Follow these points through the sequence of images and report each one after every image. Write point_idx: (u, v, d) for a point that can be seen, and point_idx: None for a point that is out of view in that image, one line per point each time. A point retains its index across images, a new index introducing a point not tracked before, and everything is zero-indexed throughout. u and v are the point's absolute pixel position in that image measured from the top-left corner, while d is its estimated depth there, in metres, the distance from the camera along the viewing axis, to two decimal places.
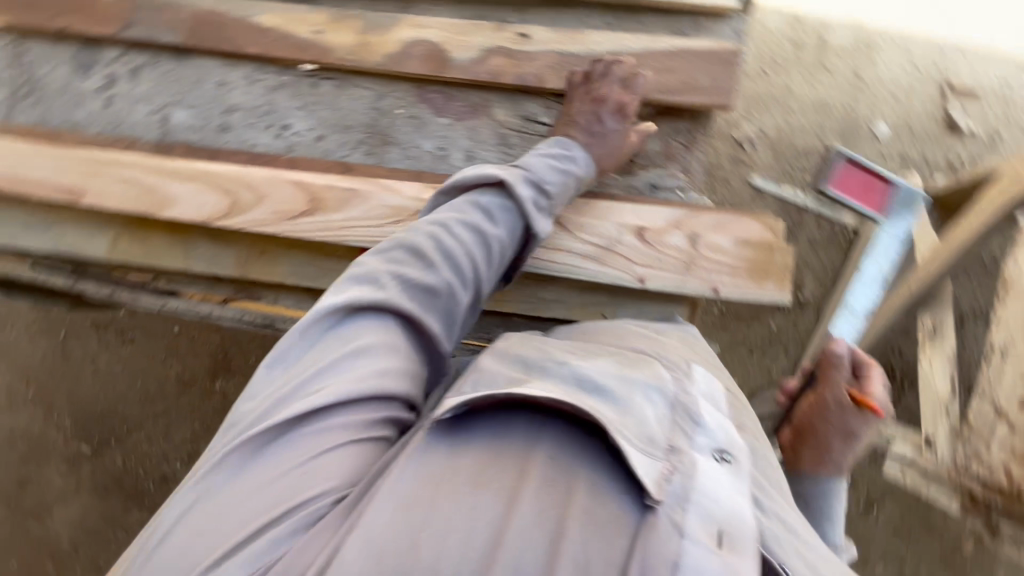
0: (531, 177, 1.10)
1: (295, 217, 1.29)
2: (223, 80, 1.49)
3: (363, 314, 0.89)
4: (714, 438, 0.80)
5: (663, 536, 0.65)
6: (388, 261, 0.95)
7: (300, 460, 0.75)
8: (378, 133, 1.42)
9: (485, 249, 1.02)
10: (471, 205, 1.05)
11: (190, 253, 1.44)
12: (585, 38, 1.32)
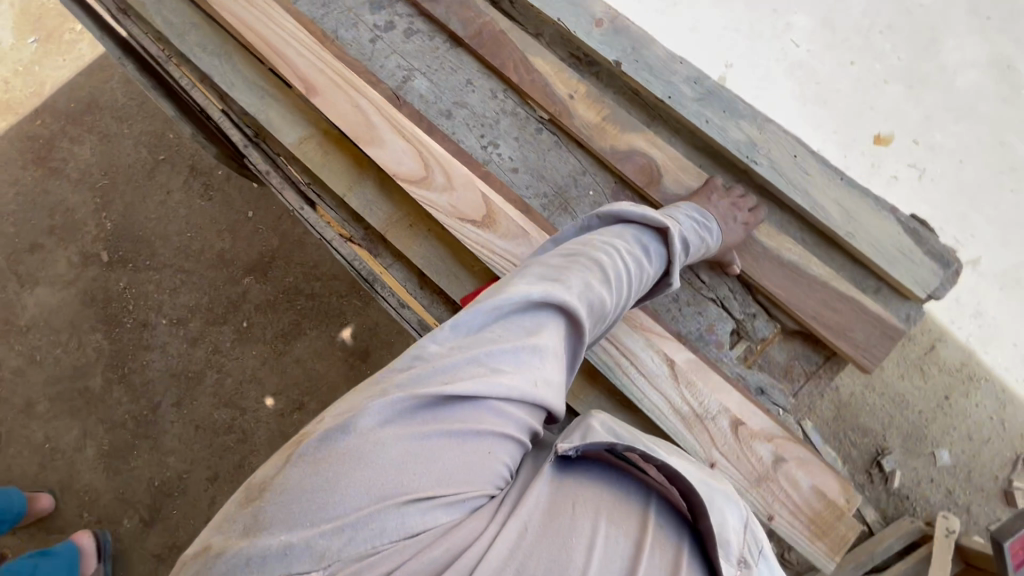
0: (685, 238, 1.18)
1: (463, 219, 1.40)
2: (473, 79, 1.64)
3: (542, 310, 0.83)
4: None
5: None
6: (561, 263, 0.94)
7: (477, 448, 0.71)
8: (561, 193, 1.54)
9: (637, 285, 1.04)
10: (631, 236, 1.07)
11: (356, 188, 1.54)
12: (769, 233, 1.42)
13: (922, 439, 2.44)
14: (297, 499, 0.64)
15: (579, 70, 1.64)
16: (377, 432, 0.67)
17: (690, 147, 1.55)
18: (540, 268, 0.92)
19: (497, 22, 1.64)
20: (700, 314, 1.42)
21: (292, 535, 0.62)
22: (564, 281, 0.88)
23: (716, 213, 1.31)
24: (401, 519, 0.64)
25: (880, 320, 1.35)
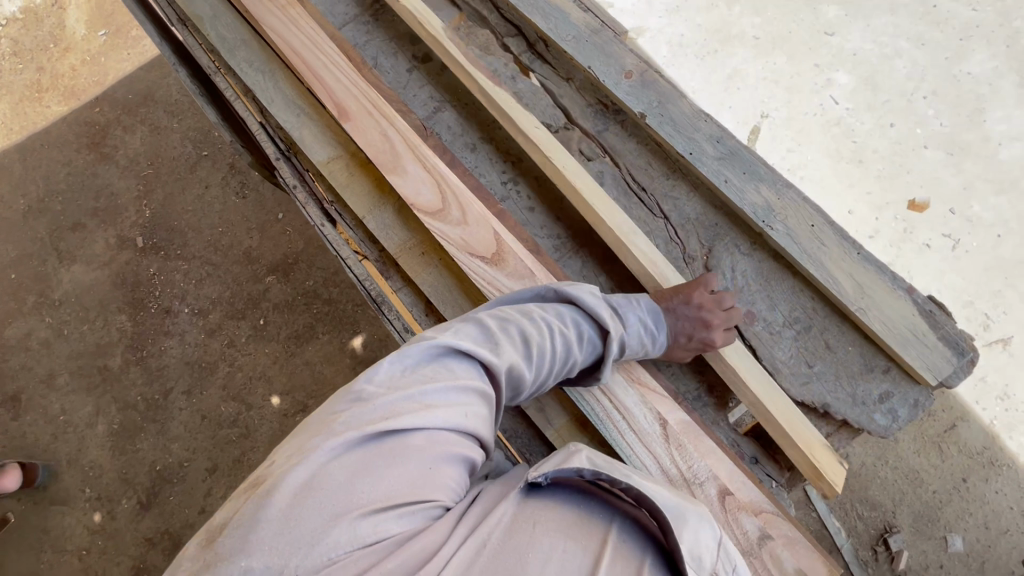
0: (624, 340, 1.22)
1: (473, 255, 1.42)
2: None
3: (475, 364, 0.92)
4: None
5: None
6: (501, 329, 1.03)
7: (418, 473, 0.75)
8: (575, 239, 1.58)
9: (560, 370, 1.13)
10: (573, 323, 1.16)
11: (376, 211, 1.58)
12: (768, 303, 1.45)
13: (933, 521, 2.32)
14: (257, 528, 0.68)
15: (605, 118, 1.67)
16: (331, 460, 0.73)
17: (707, 204, 1.55)
18: (481, 326, 1.01)
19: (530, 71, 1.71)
20: (701, 376, 1.43)
21: (252, 561, 0.66)
22: (498, 349, 0.98)
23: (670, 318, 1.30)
24: (354, 533, 0.68)
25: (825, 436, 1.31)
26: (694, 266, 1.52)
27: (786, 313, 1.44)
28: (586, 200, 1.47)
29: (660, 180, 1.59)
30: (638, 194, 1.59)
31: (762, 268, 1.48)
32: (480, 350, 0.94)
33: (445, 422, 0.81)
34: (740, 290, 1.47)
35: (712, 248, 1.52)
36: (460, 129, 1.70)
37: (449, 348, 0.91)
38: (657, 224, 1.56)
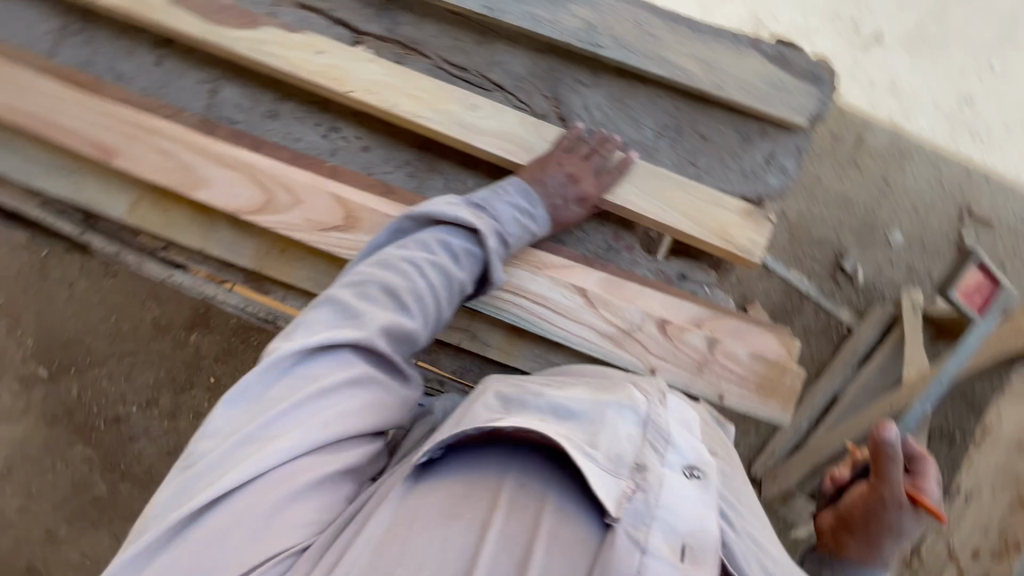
0: (501, 235, 1.15)
1: (324, 229, 1.28)
2: None
3: (332, 356, 0.90)
4: (689, 457, 0.89)
5: (624, 551, 0.75)
6: (359, 297, 0.97)
7: (266, 517, 0.79)
8: (425, 156, 1.43)
9: (447, 297, 1.08)
10: (441, 246, 1.09)
11: (211, 234, 1.40)
12: (633, 124, 1.36)
13: (874, 230, 2.42)
14: None
15: (390, 9, 1.44)
16: (184, 536, 0.76)
17: (532, 51, 1.40)
18: (334, 301, 0.96)
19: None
20: (604, 227, 1.36)
21: None
22: (356, 323, 0.94)
23: (542, 190, 1.22)
24: None
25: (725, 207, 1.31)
26: (549, 121, 1.39)
27: (652, 124, 1.36)
28: (409, 114, 1.34)
29: (475, 51, 1.42)
30: (462, 77, 1.41)
31: (613, 91, 1.37)
32: (336, 334, 0.91)
33: (298, 446, 0.82)
34: (602, 123, 1.36)
35: (557, 95, 1.39)
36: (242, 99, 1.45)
37: (298, 343, 0.88)
38: (494, 96, 1.40)
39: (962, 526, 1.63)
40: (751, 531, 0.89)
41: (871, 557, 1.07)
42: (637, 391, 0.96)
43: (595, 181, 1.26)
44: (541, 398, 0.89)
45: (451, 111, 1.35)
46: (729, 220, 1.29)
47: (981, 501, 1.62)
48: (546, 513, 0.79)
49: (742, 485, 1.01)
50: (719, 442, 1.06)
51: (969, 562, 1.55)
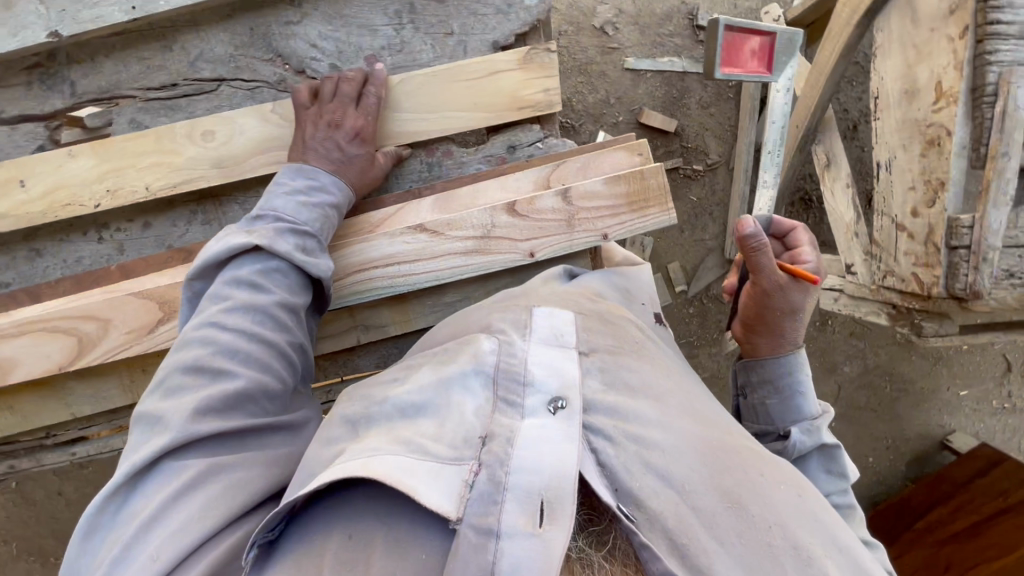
0: (284, 230, 1.02)
1: (154, 330, 1.17)
2: None
3: (159, 471, 0.82)
4: (552, 389, 0.83)
5: (473, 550, 0.66)
6: (165, 394, 0.88)
7: None
8: (207, 195, 1.28)
9: (270, 328, 0.97)
10: (232, 284, 0.98)
11: (70, 398, 1.29)
12: (370, 33, 1.19)
13: None
14: None
15: (58, 70, 1.22)
16: None
17: (221, 22, 1.20)
18: (140, 414, 0.88)
19: None
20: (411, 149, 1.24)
21: None
22: (165, 425, 0.84)
23: (315, 159, 1.09)
24: None
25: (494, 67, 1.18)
26: (290, 82, 1.21)
27: (385, 18, 1.19)
28: (148, 167, 1.18)
29: (169, 57, 1.21)
30: (178, 95, 1.22)
31: (326, 10, 1.19)
32: (150, 447, 0.83)
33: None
34: (338, 51, 1.20)
35: (277, 51, 1.20)
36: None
37: (124, 472, 0.82)
38: (222, 93, 1.22)
39: (895, 199, 1.63)
40: (644, 433, 0.81)
41: (776, 336, 1.25)
42: (489, 338, 0.91)
43: (363, 115, 1.13)
44: (386, 403, 0.86)
45: (185, 139, 1.18)
46: (513, 83, 1.19)
47: (900, 167, 1.60)
48: (388, 549, 0.71)
49: (640, 376, 0.92)
50: (607, 338, 0.98)
51: (913, 224, 1.56)
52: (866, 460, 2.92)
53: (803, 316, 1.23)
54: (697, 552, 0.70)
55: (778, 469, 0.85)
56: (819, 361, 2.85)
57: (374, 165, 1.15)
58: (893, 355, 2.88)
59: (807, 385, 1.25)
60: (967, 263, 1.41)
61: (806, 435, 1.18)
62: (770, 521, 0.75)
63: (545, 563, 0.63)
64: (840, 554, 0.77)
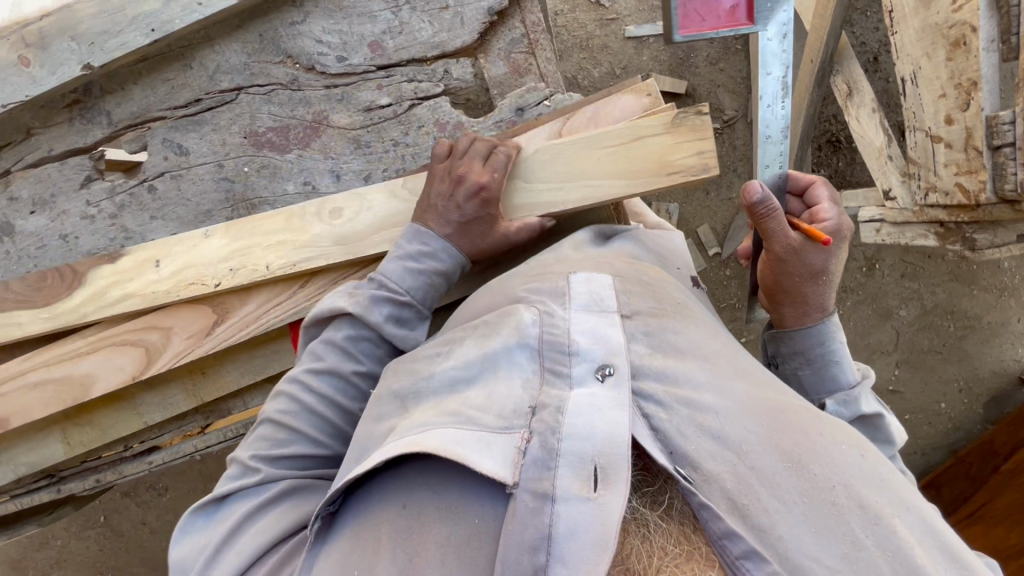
0: (380, 301, 1.03)
1: (209, 331, 1.25)
2: (67, 231, 1.37)
3: (237, 499, 0.91)
4: (598, 357, 0.76)
5: (530, 514, 0.63)
6: (251, 440, 0.98)
7: None
8: (238, 203, 1.34)
9: (349, 395, 1.01)
10: (327, 345, 1.02)
11: (141, 407, 1.37)
12: (371, 22, 1.25)
13: None
14: None
15: (96, 105, 1.32)
16: None
17: (232, 33, 1.27)
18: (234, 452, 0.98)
19: (16, 165, 1.36)
20: (422, 126, 1.28)
21: None
22: (249, 466, 0.94)
23: (433, 223, 1.10)
24: None
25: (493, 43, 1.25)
26: (302, 80, 1.28)
27: (382, 3, 1.25)
28: (275, 246, 1.22)
29: (191, 75, 1.30)
30: (203, 109, 1.31)
31: (326, 6, 1.25)
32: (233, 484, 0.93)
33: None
34: (343, 43, 1.26)
35: (286, 52, 1.27)
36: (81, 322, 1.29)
37: (215, 493, 0.93)
38: (242, 101, 1.30)
39: (925, 111, 1.56)
40: (695, 397, 0.74)
41: (802, 306, 1.11)
42: (528, 310, 0.83)
43: (489, 171, 1.10)
44: (432, 379, 0.82)
45: (315, 217, 1.22)
46: (662, 146, 1.10)
47: (927, 77, 1.52)
48: (443, 516, 0.68)
49: (688, 338, 0.85)
50: (649, 301, 0.91)
51: (949, 132, 1.50)
52: (937, 406, 2.76)
53: (829, 280, 1.10)
54: (754, 513, 0.64)
55: (835, 426, 0.76)
56: (872, 308, 2.72)
57: (494, 225, 1.12)
58: (952, 293, 2.71)
59: (842, 351, 1.10)
60: (1013, 163, 1.35)
61: (842, 407, 1.05)
62: (834, 479, 0.67)
63: (604, 526, 0.60)
64: (914, 512, 0.68)
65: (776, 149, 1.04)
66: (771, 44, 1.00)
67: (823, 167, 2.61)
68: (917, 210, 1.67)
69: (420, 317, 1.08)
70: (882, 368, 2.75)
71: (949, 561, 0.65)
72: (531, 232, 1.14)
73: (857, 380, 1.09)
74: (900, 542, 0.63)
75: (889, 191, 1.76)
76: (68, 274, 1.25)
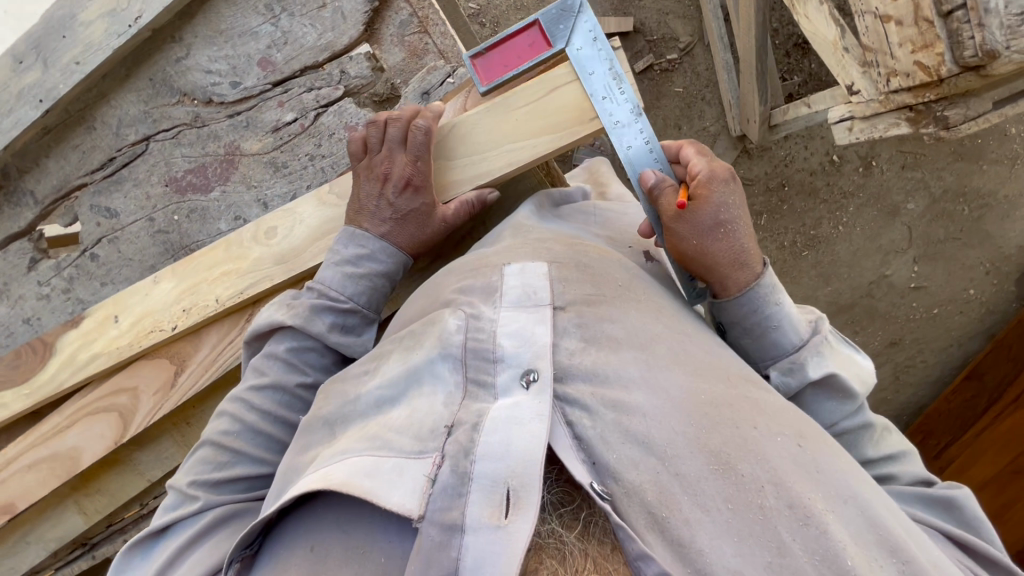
0: (320, 312, 0.98)
1: (173, 382, 1.23)
2: (30, 316, 1.35)
3: (176, 529, 0.86)
4: (524, 362, 0.73)
5: (436, 549, 0.61)
6: (189, 464, 0.92)
7: None
8: (177, 253, 1.30)
9: (295, 410, 0.98)
10: (269, 359, 0.98)
11: (140, 467, 1.35)
12: (259, 41, 1.23)
13: None
14: None
15: (18, 188, 1.32)
16: None
17: (124, 84, 1.25)
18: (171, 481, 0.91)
19: None
20: (332, 133, 1.25)
21: None
22: (187, 493, 0.88)
23: (370, 216, 1.03)
24: None
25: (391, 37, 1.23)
26: (203, 115, 1.26)
27: (259, 17, 1.23)
28: (217, 279, 1.18)
29: (97, 135, 1.28)
30: (118, 167, 1.29)
31: (205, 33, 1.23)
32: (172, 513, 0.87)
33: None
34: (232, 68, 1.24)
35: (181, 91, 1.25)
36: (58, 397, 1.30)
37: (150, 525, 0.87)
38: (152, 150, 1.28)
39: None
40: (624, 398, 0.71)
41: (717, 273, 0.93)
42: (455, 314, 0.80)
43: (411, 159, 1.02)
44: (359, 401, 0.80)
45: (252, 240, 1.17)
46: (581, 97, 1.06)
47: None
48: (348, 557, 0.68)
49: (625, 326, 0.81)
50: (586, 287, 0.87)
51: (896, 8, 1.35)
52: (967, 294, 2.42)
53: (735, 230, 0.92)
54: (675, 524, 0.63)
55: (777, 414, 0.73)
56: (875, 208, 2.37)
57: (432, 213, 1.05)
58: (959, 174, 2.32)
59: (783, 313, 0.91)
60: (969, 25, 1.21)
61: (788, 375, 0.90)
62: (763, 479, 0.64)
63: (509, 557, 0.58)
64: (852, 506, 0.65)
65: (636, 128, 1.02)
66: (581, 52, 1.03)
67: (793, 73, 2.41)
68: (883, 99, 1.52)
69: (368, 322, 1.03)
70: (901, 268, 2.40)
71: (888, 555, 0.62)
72: (470, 211, 1.07)
73: (807, 339, 0.91)
74: (831, 544, 0.61)
75: (851, 84, 1.62)
76: (39, 346, 1.26)
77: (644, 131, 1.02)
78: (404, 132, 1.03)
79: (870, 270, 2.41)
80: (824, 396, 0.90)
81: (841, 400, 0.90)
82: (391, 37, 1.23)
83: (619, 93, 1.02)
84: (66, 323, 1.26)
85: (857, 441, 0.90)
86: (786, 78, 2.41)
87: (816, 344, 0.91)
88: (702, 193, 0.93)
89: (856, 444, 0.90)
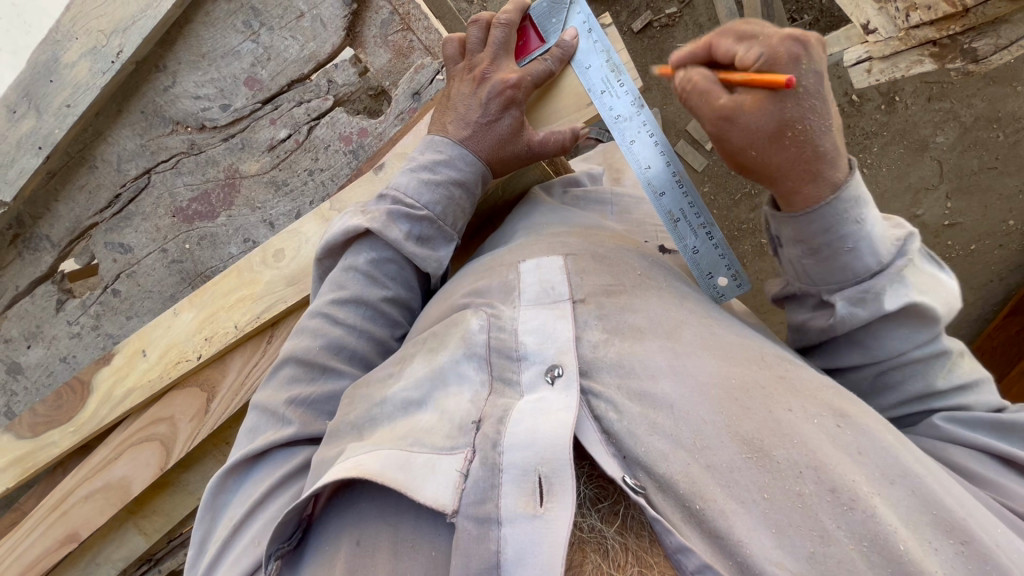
0: (400, 213, 0.90)
1: (205, 407, 1.26)
2: (66, 355, 1.39)
3: (269, 457, 0.79)
4: (547, 358, 0.72)
5: (474, 542, 0.57)
6: (278, 384, 0.85)
7: None
8: (194, 280, 1.32)
9: (380, 327, 0.91)
10: (349, 272, 0.91)
11: (191, 487, 1.37)
12: (241, 60, 1.21)
13: None
14: None
15: (32, 235, 1.34)
16: None
17: (118, 118, 1.25)
18: (258, 403, 0.85)
19: None
20: (328, 146, 1.23)
21: None
22: (281, 419, 0.81)
23: (457, 131, 0.93)
24: None
25: (371, 39, 1.20)
26: (199, 142, 1.25)
27: (239, 35, 1.20)
28: (235, 305, 1.19)
29: (101, 173, 1.29)
30: (125, 202, 1.29)
31: (188, 59, 1.21)
32: (264, 437, 0.80)
33: (238, 570, 0.68)
34: (219, 91, 1.22)
35: (174, 119, 1.24)
36: (102, 431, 1.34)
37: (243, 449, 0.81)
38: (155, 182, 1.28)
39: None
40: (651, 388, 0.68)
41: (781, 185, 0.76)
42: (477, 314, 0.77)
43: (521, 71, 0.92)
44: (387, 403, 0.74)
45: (261, 265, 1.18)
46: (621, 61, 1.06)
47: None
48: (396, 551, 0.62)
49: (648, 315, 0.78)
50: (605, 277, 0.85)
51: None
52: (1005, 226, 2.27)
53: (804, 128, 0.71)
54: (711, 516, 0.58)
55: (814, 392, 0.68)
56: (903, 145, 2.23)
57: (520, 132, 0.94)
58: (995, 99, 2.15)
59: (863, 231, 0.73)
60: None
61: (858, 306, 0.76)
62: (799, 464, 0.60)
63: (551, 547, 0.55)
64: (899, 484, 0.60)
65: (637, 122, 0.92)
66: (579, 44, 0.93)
67: (804, 12, 2.23)
68: (902, 36, 1.29)
69: (445, 238, 0.94)
70: (933, 206, 2.27)
71: (940, 532, 0.57)
72: (561, 144, 0.95)
73: (889, 262, 0.74)
74: (878, 526, 0.56)
75: (867, 24, 1.33)
76: (78, 386, 1.30)
77: (647, 125, 0.92)
78: (483, 50, 0.94)
79: (900, 212, 2.29)
80: (896, 324, 0.75)
81: (916, 328, 0.75)
82: (373, 38, 1.20)
83: (617, 86, 0.92)
84: (98, 361, 1.30)
85: (923, 374, 0.77)
86: (796, 18, 2.24)
87: (901, 267, 0.74)
88: (769, 83, 0.70)
89: (920, 377, 0.77)
